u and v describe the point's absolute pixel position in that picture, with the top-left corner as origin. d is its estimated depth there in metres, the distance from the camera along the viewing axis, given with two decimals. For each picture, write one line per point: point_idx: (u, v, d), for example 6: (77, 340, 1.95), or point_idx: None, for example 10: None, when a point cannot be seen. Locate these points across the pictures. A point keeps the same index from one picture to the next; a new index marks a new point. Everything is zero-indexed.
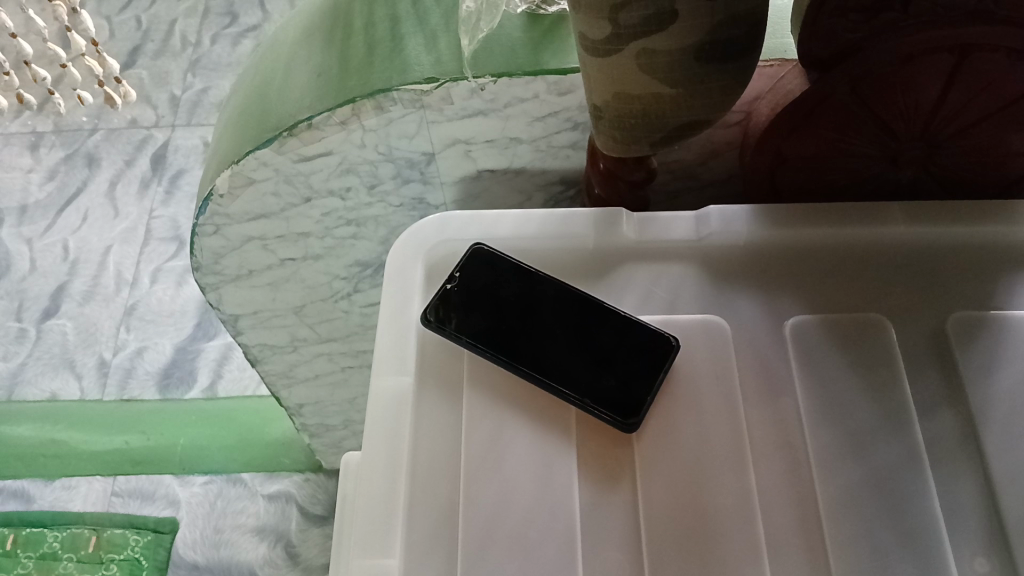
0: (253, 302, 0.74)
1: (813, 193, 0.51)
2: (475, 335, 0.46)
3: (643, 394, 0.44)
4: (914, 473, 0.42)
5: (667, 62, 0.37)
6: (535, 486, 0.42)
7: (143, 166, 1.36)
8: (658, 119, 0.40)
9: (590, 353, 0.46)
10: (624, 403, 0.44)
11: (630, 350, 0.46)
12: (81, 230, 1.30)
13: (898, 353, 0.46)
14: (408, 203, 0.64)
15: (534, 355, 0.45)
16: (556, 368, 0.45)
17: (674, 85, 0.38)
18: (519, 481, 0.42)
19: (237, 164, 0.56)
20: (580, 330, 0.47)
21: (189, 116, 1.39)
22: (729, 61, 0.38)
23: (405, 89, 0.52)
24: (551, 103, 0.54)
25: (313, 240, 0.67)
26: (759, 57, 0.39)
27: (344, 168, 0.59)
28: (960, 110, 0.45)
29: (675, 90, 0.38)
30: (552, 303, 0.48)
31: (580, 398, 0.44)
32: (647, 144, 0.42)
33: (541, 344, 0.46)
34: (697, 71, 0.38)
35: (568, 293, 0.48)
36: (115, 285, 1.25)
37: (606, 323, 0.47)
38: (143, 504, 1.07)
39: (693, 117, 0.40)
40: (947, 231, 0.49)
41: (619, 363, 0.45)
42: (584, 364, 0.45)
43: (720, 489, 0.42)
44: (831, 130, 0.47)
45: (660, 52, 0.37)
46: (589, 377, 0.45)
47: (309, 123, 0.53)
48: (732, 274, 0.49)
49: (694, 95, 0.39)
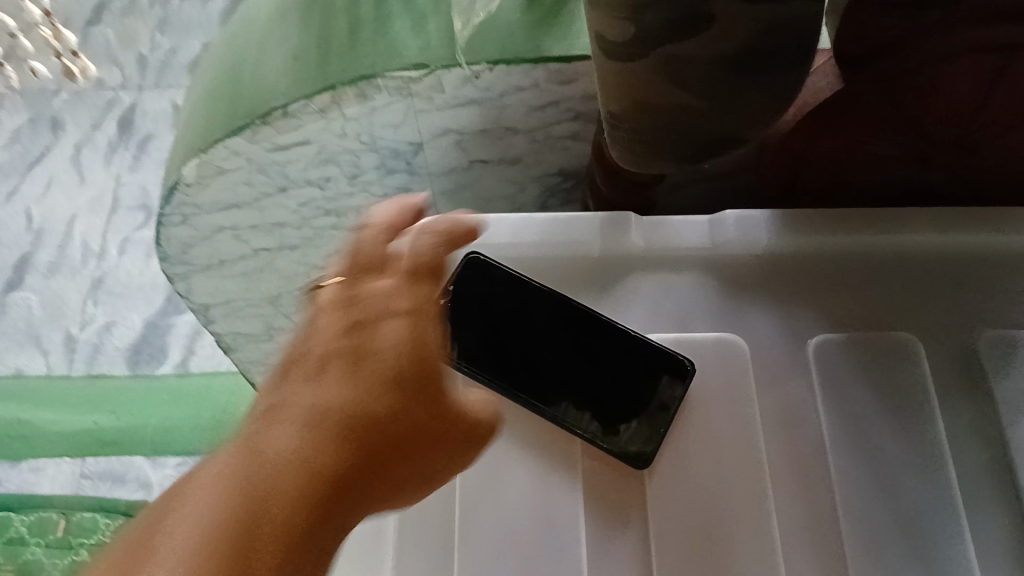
0: (225, 291, 0.69)
1: (833, 196, 0.48)
2: (474, 360, 0.43)
3: (654, 425, 0.42)
4: (943, 510, 0.41)
5: (699, 73, 0.30)
6: (542, 529, 0.40)
7: (110, 130, 1.11)
8: (687, 135, 0.33)
9: (595, 377, 0.43)
10: (636, 436, 0.42)
11: (637, 375, 0.43)
12: (21, 192, 1.10)
13: (928, 379, 0.43)
14: (392, 193, 0.59)
15: (537, 382, 0.43)
16: (560, 396, 0.43)
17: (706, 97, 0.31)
18: (528, 525, 0.40)
19: (205, 153, 0.50)
20: (584, 349, 0.44)
21: (128, 74, 1.10)
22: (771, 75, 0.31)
23: (391, 77, 0.47)
24: (551, 92, 0.50)
25: (289, 230, 0.62)
26: (812, 68, 0.32)
27: (323, 158, 0.54)
28: (1001, 112, 0.41)
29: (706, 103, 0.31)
30: (553, 319, 0.44)
31: (587, 431, 0.42)
32: (673, 162, 0.35)
33: (543, 368, 0.43)
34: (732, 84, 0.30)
35: (570, 307, 0.44)
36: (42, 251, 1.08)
37: (612, 341, 0.43)
38: (114, 486, 0.96)
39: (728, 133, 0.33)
40: (981, 241, 0.46)
41: (627, 389, 0.43)
42: (591, 392, 0.43)
43: (737, 525, 0.41)
44: (860, 132, 0.43)
45: (690, 60, 0.30)
46: (596, 406, 0.43)
47: (285, 111, 0.48)
48: (746, 286, 0.45)
49: (730, 111, 0.32)
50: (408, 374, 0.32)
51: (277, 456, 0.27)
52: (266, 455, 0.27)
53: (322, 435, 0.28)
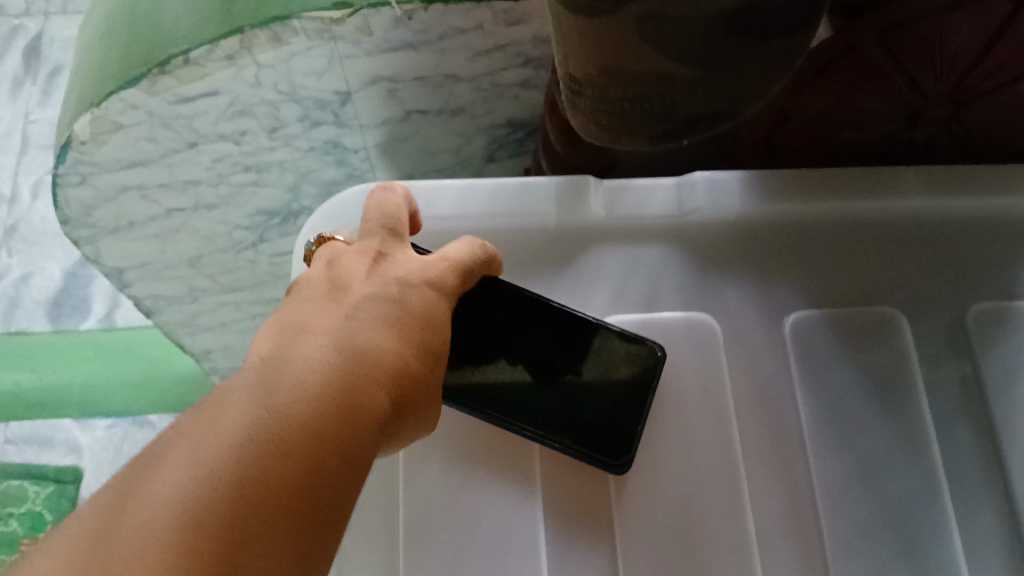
0: (139, 254, 0.62)
1: (811, 157, 0.43)
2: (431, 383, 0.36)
3: (631, 424, 0.37)
4: (930, 506, 0.37)
5: (682, 35, 0.24)
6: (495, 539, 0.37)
7: (14, 61, 0.98)
8: (662, 108, 0.27)
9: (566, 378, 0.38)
10: (612, 440, 0.37)
11: (609, 370, 0.38)
12: None
13: (912, 355, 0.39)
14: (319, 147, 0.52)
15: (503, 394, 0.37)
16: (530, 405, 0.37)
17: (687, 64, 0.25)
18: (482, 533, 0.37)
19: (98, 107, 0.43)
20: (552, 345, 0.38)
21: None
22: (768, 35, 0.25)
23: (307, 18, 0.40)
24: (497, 35, 0.43)
25: (204, 188, 0.55)
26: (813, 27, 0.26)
27: (236, 110, 0.47)
28: (1001, 66, 0.36)
29: (687, 71, 0.25)
30: (509, 316, 0.38)
31: (564, 441, 0.36)
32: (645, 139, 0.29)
33: (507, 375, 0.37)
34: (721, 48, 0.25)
35: (526, 299, 0.38)
36: None
37: (574, 334, 0.38)
38: (41, 450, 0.86)
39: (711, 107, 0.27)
40: (970, 203, 0.41)
41: (593, 384, 0.37)
42: (564, 395, 0.37)
43: (710, 530, 0.37)
44: (847, 87, 0.38)
45: (672, 17, 0.24)
46: (566, 410, 0.37)
47: (186, 58, 0.41)
48: (719, 260, 0.41)
49: (716, 79, 0.26)
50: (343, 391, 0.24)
51: (155, 503, 0.20)
52: (137, 504, 0.20)
53: (227, 494, 0.20)
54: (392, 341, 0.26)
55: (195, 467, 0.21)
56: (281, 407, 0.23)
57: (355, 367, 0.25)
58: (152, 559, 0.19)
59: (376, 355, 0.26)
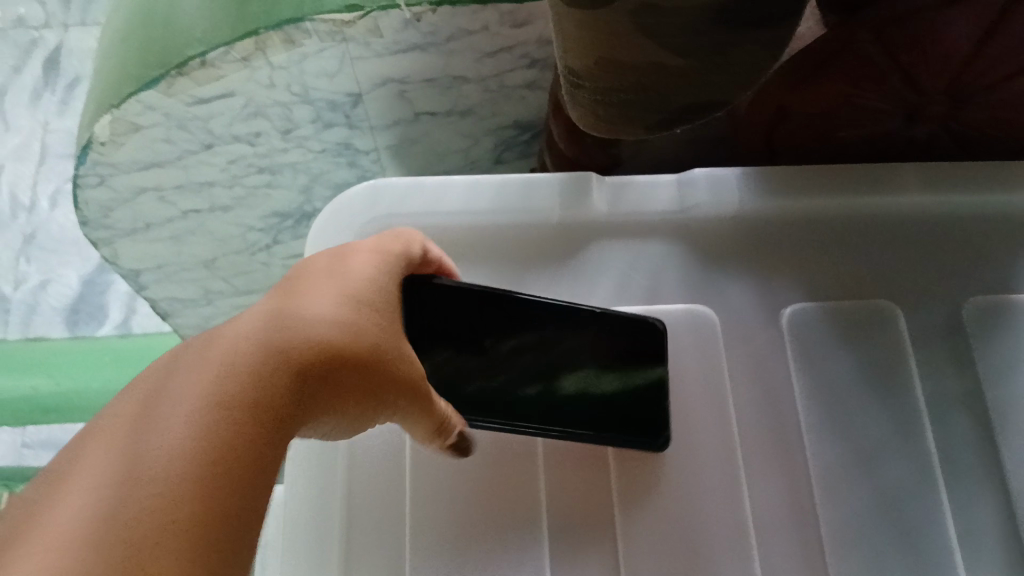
0: (156, 256, 0.63)
1: (811, 155, 0.44)
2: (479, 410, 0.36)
3: (658, 405, 0.38)
4: (926, 492, 0.38)
5: (680, 28, 0.25)
6: (498, 519, 0.38)
7: (34, 71, 0.99)
8: (658, 95, 0.29)
9: (523, 358, 0.36)
10: (642, 424, 0.38)
11: (568, 342, 0.37)
12: None
13: (908, 346, 0.41)
14: (331, 148, 0.54)
15: (471, 396, 0.36)
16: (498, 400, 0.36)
17: (684, 56, 0.26)
18: (486, 520, 0.38)
19: (117, 108, 0.44)
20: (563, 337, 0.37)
21: (50, 11, 0.97)
22: (763, 27, 0.26)
23: (320, 21, 0.41)
24: (503, 36, 0.45)
25: (219, 189, 0.57)
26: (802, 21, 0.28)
27: (250, 111, 0.48)
28: (998, 62, 0.37)
29: (684, 61, 0.27)
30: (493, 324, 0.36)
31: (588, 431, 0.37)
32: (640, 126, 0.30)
33: (536, 375, 0.37)
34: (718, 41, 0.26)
35: (462, 290, 0.36)
36: None
37: (563, 325, 0.37)
38: None
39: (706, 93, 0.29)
40: (968, 199, 0.42)
41: (635, 376, 0.38)
42: (530, 380, 0.36)
43: (710, 516, 0.38)
44: (844, 84, 0.39)
45: (672, 13, 0.24)
46: (610, 403, 0.37)
47: (202, 60, 0.42)
48: (720, 255, 0.42)
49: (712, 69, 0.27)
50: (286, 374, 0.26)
51: (160, 438, 0.23)
52: (146, 438, 0.23)
53: (208, 444, 0.23)
54: (353, 330, 0.28)
55: (187, 418, 0.24)
56: (228, 389, 0.25)
57: (332, 346, 0.27)
58: (146, 496, 0.22)
59: (332, 344, 0.27)
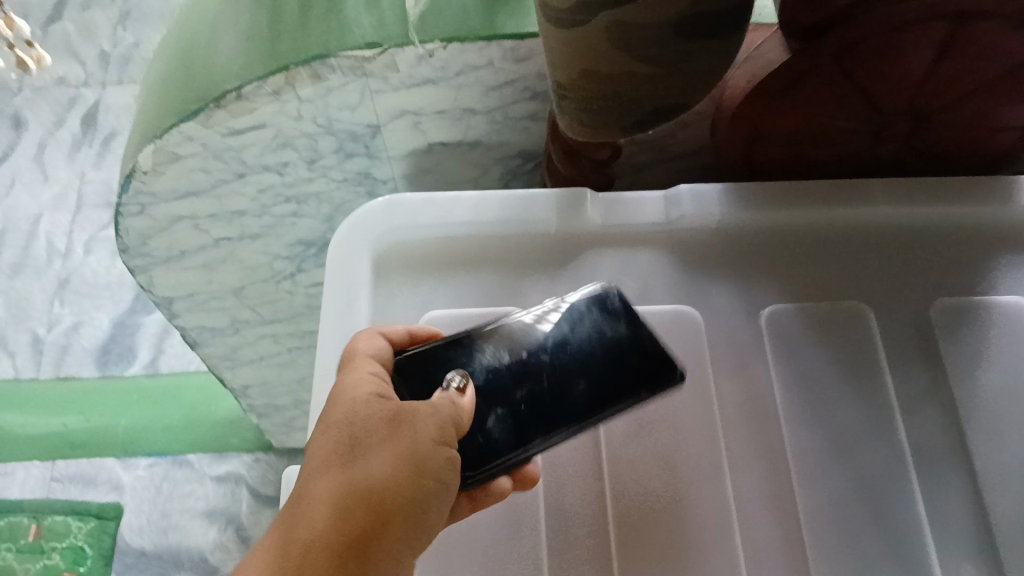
0: (188, 284, 0.68)
1: (790, 171, 0.48)
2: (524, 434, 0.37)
3: (652, 356, 0.39)
4: (898, 476, 0.41)
5: (643, 41, 0.30)
6: (506, 513, 0.41)
7: (73, 126, 1.06)
8: (631, 103, 0.33)
9: (513, 377, 0.37)
10: (649, 374, 0.38)
11: (543, 343, 0.39)
12: None
13: (878, 341, 0.44)
14: (352, 178, 0.59)
15: (497, 437, 0.36)
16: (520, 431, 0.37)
17: (650, 65, 0.31)
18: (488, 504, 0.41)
19: (159, 138, 0.49)
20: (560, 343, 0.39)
21: (89, 71, 1.08)
22: (715, 38, 0.31)
23: (344, 56, 0.47)
24: (506, 71, 0.50)
25: (249, 218, 0.61)
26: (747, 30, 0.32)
27: (279, 142, 0.53)
28: (950, 82, 0.41)
29: (651, 70, 0.31)
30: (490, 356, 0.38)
31: (606, 405, 0.37)
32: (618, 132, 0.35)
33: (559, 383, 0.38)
34: (677, 50, 0.30)
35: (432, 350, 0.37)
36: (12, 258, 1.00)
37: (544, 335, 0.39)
38: (85, 488, 0.88)
39: (673, 100, 0.34)
40: (932, 211, 0.47)
41: (617, 347, 0.39)
42: (532, 397, 0.37)
43: (696, 499, 0.41)
44: (813, 105, 0.43)
45: (638, 26, 0.29)
46: (613, 368, 0.38)
47: (238, 93, 0.47)
48: (703, 263, 0.46)
49: (673, 78, 0.32)
50: (376, 500, 0.28)
51: None
52: None
53: None
54: (409, 455, 0.29)
55: None
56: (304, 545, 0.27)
57: (392, 477, 0.28)
58: None
59: (386, 470, 0.29)
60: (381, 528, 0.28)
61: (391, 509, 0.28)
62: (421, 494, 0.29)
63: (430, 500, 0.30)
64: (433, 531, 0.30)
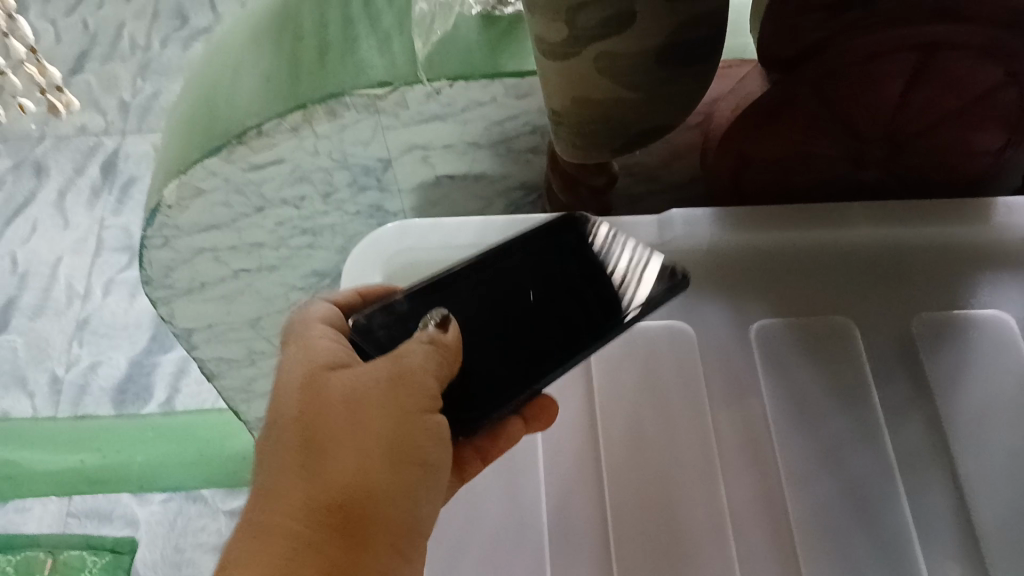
0: (207, 316, 0.70)
1: (777, 195, 0.52)
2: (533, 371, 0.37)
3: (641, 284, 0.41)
4: (885, 481, 0.43)
5: (627, 68, 0.34)
6: (509, 515, 0.43)
7: (93, 174, 1.10)
8: (619, 126, 0.37)
9: (492, 317, 0.38)
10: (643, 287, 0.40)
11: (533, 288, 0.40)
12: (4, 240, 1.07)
13: (865, 360, 0.46)
14: (364, 211, 0.63)
15: (489, 378, 0.36)
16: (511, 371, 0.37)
17: (634, 90, 0.35)
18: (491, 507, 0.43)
19: (185, 173, 0.52)
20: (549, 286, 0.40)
21: (110, 120, 1.12)
22: (692, 65, 0.35)
23: (358, 94, 0.50)
24: (508, 107, 0.54)
25: (267, 251, 0.64)
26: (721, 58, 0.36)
27: (297, 177, 0.56)
28: (923, 109, 0.44)
29: (635, 95, 0.35)
30: (481, 303, 0.39)
31: (608, 328, 0.39)
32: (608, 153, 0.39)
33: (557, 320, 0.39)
34: (658, 76, 0.34)
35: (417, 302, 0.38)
36: (42, 300, 1.02)
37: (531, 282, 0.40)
38: (101, 524, 0.89)
39: (657, 122, 0.37)
40: (912, 231, 0.50)
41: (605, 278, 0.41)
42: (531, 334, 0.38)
43: (690, 502, 0.43)
44: (794, 132, 0.46)
45: (621, 55, 0.33)
46: (605, 299, 0.40)
47: (259, 129, 0.50)
48: (696, 281, 0.49)
49: (655, 101, 0.36)
50: (320, 497, 0.30)
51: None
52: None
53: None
54: (393, 430, 0.31)
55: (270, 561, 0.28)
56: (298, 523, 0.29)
57: (377, 455, 0.31)
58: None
59: (371, 448, 0.31)
60: (333, 515, 0.29)
61: (338, 504, 0.30)
62: (371, 487, 0.30)
63: (386, 491, 0.31)
64: (407, 503, 0.31)
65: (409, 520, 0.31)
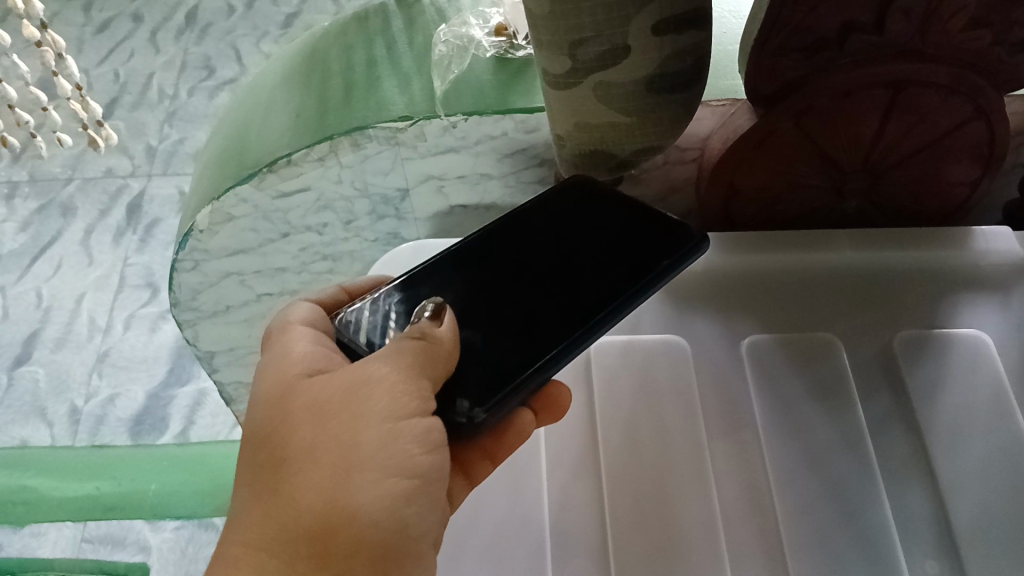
0: (229, 338, 0.74)
1: (765, 222, 0.56)
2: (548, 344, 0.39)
3: (649, 258, 0.42)
4: (868, 483, 0.46)
5: (622, 94, 0.40)
6: (512, 514, 0.46)
7: (119, 215, 1.14)
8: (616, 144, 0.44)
9: (486, 300, 0.41)
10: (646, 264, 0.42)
11: (550, 268, 0.42)
12: (32, 274, 1.10)
13: (850, 375, 0.50)
14: (382, 238, 0.67)
15: (499, 356, 0.39)
16: (520, 346, 0.39)
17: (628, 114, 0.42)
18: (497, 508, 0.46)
19: (218, 200, 0.55)
20: (562, 266, 0.42)
21: (137, 163, 1.17)
22: (677, 92, 0.41)
23: (381, 127, 0.54)
24: (519, 140, 0.59)
25: (290, 275, 0.68)
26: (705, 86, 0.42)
27: (321, 205, 0.60)
28: (898, 142, 0.48)
29: (629, 118, 0.42)
30: (499, 288, 0.42)
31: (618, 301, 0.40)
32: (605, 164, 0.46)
33: (572, 297, 0.41)
34: (648, 101, 0.41)
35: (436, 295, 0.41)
36: (61, 333, 1.05)
37: (547, 262, 0.43)
38: (113, 550, 0.87)
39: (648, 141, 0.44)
40: (891, 256, 0.54)
41: (617, 251, 0.43)
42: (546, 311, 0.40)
43: (685, 503, 0.46)
44: (780, 163, 0.50)
45: (617, 84, 0.40)
46: (615, 270, 0.42)
47: (288, 159, 0.53)
48: (692, 300, 0.53)
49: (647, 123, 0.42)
50: (302, 508, 0.32)
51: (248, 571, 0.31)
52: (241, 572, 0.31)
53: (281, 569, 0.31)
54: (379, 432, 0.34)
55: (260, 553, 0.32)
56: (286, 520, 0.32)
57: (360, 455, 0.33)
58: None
59: (356, 450, 0.33)
60: (317, 513, 0.32)
61: (314, 528, 0.32)
62: (345, 509, 0.32)
63: (360, 510, 0.33)
64: (394, 499, 0.34)
65: (397, 517, 0.34)
